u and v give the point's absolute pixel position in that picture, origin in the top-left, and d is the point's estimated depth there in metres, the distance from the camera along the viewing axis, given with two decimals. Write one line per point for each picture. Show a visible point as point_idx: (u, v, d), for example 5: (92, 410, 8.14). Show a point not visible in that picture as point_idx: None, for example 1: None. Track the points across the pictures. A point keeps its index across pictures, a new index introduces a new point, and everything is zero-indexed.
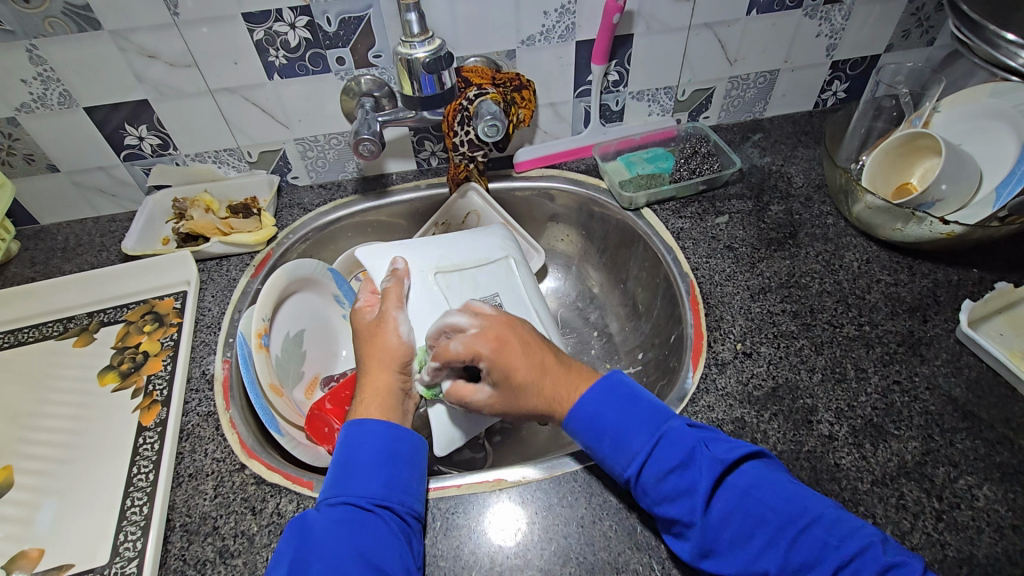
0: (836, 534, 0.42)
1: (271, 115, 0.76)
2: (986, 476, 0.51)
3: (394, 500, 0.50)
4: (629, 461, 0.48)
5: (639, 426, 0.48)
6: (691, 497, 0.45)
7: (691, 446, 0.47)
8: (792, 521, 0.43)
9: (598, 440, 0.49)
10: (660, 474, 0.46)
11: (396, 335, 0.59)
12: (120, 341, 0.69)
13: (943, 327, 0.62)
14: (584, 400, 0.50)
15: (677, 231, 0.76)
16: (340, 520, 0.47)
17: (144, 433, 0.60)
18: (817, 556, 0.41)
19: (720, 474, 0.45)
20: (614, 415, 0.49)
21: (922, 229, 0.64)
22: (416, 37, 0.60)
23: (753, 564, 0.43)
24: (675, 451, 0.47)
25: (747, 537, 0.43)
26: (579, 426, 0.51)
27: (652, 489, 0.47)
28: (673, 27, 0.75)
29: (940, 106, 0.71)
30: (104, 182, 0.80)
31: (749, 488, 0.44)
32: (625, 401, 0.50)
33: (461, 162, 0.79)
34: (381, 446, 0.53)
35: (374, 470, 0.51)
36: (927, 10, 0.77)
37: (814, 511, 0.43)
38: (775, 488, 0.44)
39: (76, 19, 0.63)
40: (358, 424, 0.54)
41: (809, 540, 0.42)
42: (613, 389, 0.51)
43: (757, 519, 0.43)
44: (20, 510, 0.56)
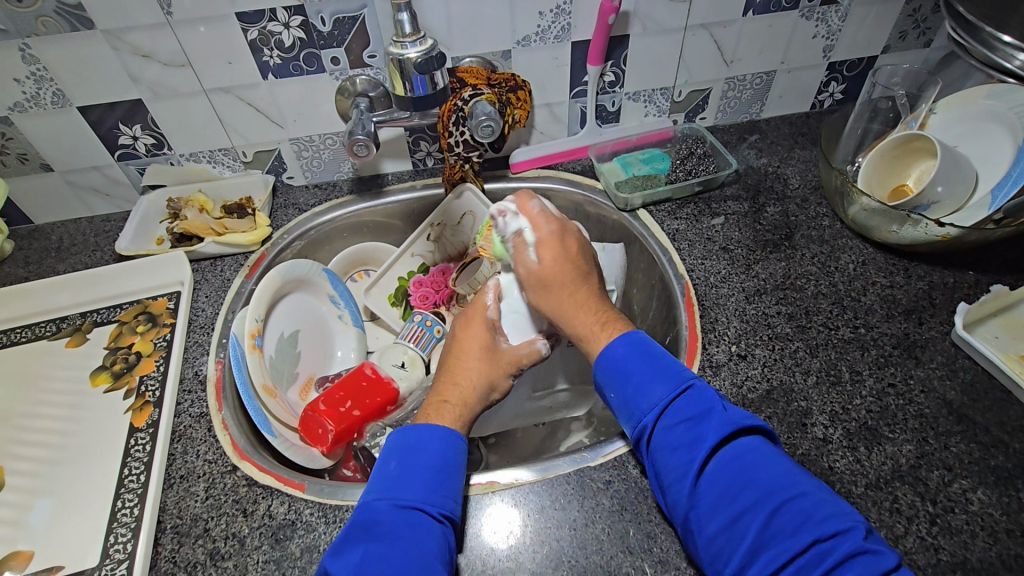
0: (821, 510, 0.41)
1: (266, 115, 0.76)
2: (981, 480, 0.51)
3: (455, 511, 0.49)
4: (648, 409, 0.50)
5: (662, 378, 0.51)
6: (695, 447, 0.46)
7: (707, 405, 0.49)
8: (780, 489, 0.43)
9: (622, 383, 0.53)
10: (671, 421, 0.48)
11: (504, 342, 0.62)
12: (113, 341, 0.69)
13: (939, 330, 0.62)
14: (613, 344, 0.55)
15: (672, 233, 0.75)
16: (411, 524, 0.45)
17: (135, 435, 0.60)
18: (797, 525, 0.40)
19: (729, 435, 0.46)
20: (638, 364, 0.52)
21: (917, 231, 0.63)
22: (408, 38, 0.59)
23: (732, 525, 0.43)
24: (692, 406, 0.49)
25: (734, 495, 0.44)
26: (607, 369, 0.54)
27: (660, 435, 0.49)
28: (670, 28, 0.74)
29: (936, 109, 0.71)
30: (98, 181, 0.80)
31: (748, 454, 0.45)
32: (652, 354, 0.53)
33: (456, 163, 0.79)
34: (449, 452, 0.51)
35: (435, 476, 0.49)
36: (925, 11, 0.77)
37: (804, 488, 0.43)
38: (775, 462, 0.45)
39: (69, 18, 0.63)
40: (429, 426, 0.53)
41: (793, 509, 0.41)
42: (647, 347, 0.54)
43: (748, 480, 0.44)
44: (11, 511, 0.55)
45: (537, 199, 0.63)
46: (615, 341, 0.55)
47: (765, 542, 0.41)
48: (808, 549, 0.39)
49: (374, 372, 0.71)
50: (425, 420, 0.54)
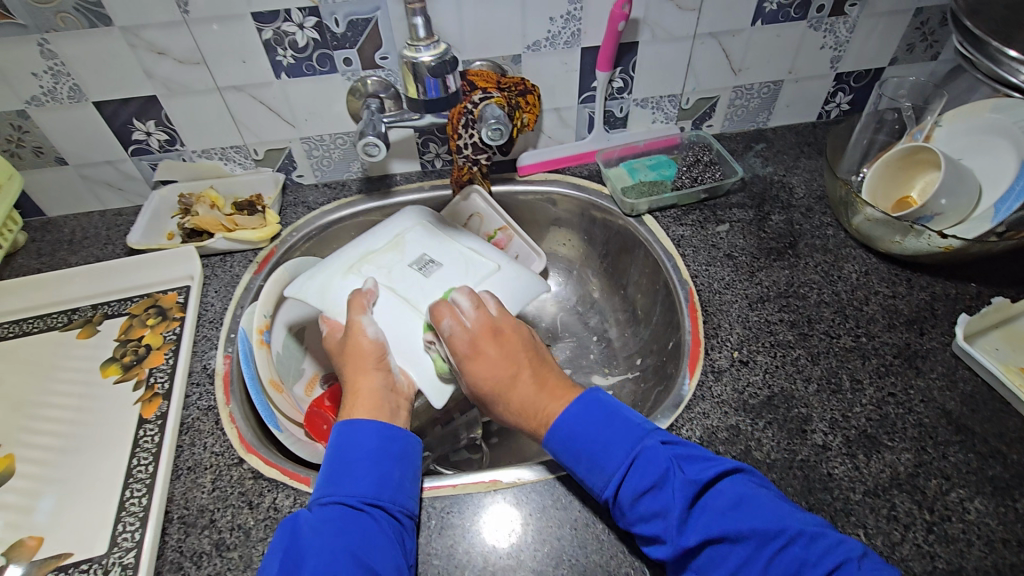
0: (816, 551, 0.42)
1: (278, 113, 0.77)
2: (978, 489, 0.52)
3: (387, 499, 0.50)
4: (605, 482, 0.49)
5: (618, 445, 0.49)
6: (666, 517, 0.45)
7: (666, 467, 0.47)
8: (772, 538, 0.43)
9: (577, 461, 0.50)
10: (635, 495, 0.47)
11: (366, 336, 0.61)
12: (123, 334, 0.70)
13: (940, 341, 0.63)
14: (563, 418, 0.52)
15: (677, 239, 0.76)
16: (330, 518, 0.48)
17: (144, 426, 0.61)
18: (796, 571, 0.41)
19: (695, 493, 0.46)
20: (592, 432, 0.51)
21: (921, 242, 0.64)
22: (422, 41, 0.60)
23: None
24: (651, 470, 0.47)
25: (726, 554, 0.43)
26: (557, 445, 0.52)
27: (628, 509, 0.47)
28: (679, 36, 0.75)
29: (942, 121, 0.72)
30: (112, 176, 0.81)
31: (727, 512, 0.45)
32: (606, 420, 0.51)
33: (465, 165, 0.80)
34: (373, 444, 0.53)
35: (365, 470, 0.51)
36: (932, 25, 0.78)
37: (793, 528, 0.43)
38: (754, 507, 0.44)
39: (88, 15, 0.64)
40: (349, 423, 0.54)
41: (789, 556, 0.42)
42: (597, 405, 0.52)
43: (737, 537, 0.43)
44: (20, 498, 0.56)
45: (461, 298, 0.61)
46: (568, 410, 0.53)
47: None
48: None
49: None
50: (347, 416, 0.55)
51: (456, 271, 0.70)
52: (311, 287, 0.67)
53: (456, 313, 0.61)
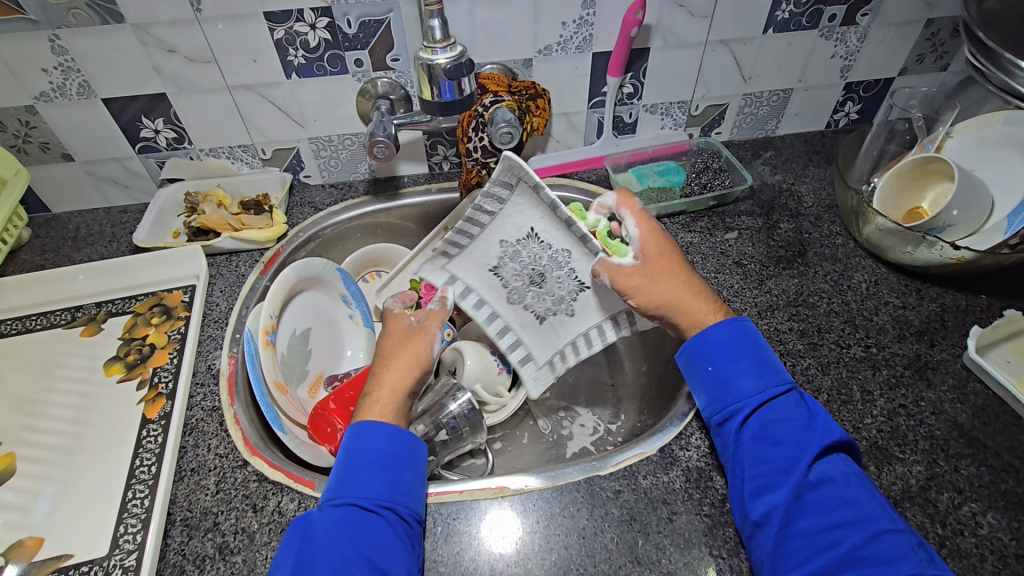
0: (918, 545, 0.44)
1: (287, 113, 0.76)
2: (990, 503, 0.51)
3: (399, 501, 0.50)
4: (750, 394, 0.54)
5: (767, 376, 0.55)
6: (797, 449, 0.50)
7: (808, 415, 0.53)
8: (881, 518, 0.46)
9: (722, 364, 0.56)
10: (774, 416, 0.52)
11: (431, 346, 0.61)
12: (127, 332, 0.70)
13: (951, 352, 0.62)
14: (712, 329, 0.57)
15: (686, 245, 0.76)
16: (342, 521, 0.47)
17: (147, 426, 0.60)
18: (894, 554, 0.44)
19: (827, 445, 0.50)
20: (745, 355, 0.56)
21: (932, 253, 0.64)
22: (438, 43, 0.60)
23: (824, 532, 0.46)
24: (793, 410, 0.53)
25: (832, 507, 0.47)
26: (699, 348, 0.57)
27: (756, 426, 0.52)
28: (691, 42, 0.75)
29: (953, 131, 0.71)
30: (117, 173, 0.81)
31: (847, 474, 0.49)
32: (761, 350, 0.56)
33: (474, 168, 0.79)
34: (384, 447, 0.52)
35: (376, 473, 0.50)
36: (942, 36, 0.78)
37: (898, 522, 0.46)
38: (870, 489, 0.48)
39: (100, 11, 0.64)
40: (362, 425, 0.53)
41: (888, 539, 0.45)
42: (760, 348, 0.57)
43: (851, 497, 0.47)
44: (21, 497, 0.56)
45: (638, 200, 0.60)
46: (717, 326, 0.58)
47: (854, 560, 0.44)
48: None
49: None
50: (360, 419, 0.55)
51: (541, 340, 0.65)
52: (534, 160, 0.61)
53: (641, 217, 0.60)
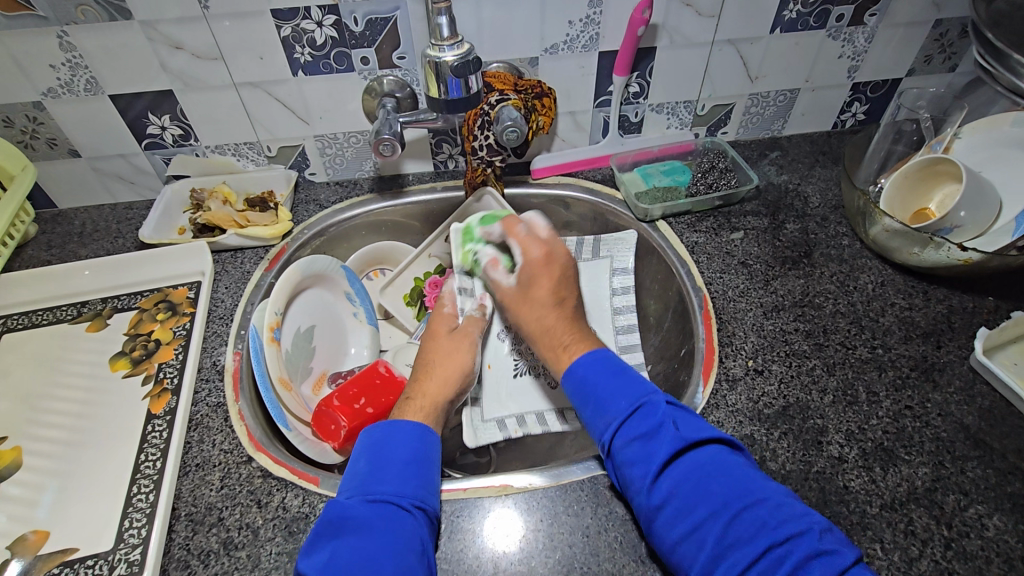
0: (777, 516, 0.42)
1: (293, 110, 0.76)
2: (997, 506, 0.51)
3: (427, 501, 0.50)
4: (604, 427, 0.51)
5: (621, 397, 0.52)
6: (647, 464, 0.47)
7: (662, 420, 0.49)
8: (736, 499, 0.44)
9: (583, 402, 0.54)
10: (629, 437, 0.49)
11: (472, 358, 0.65)
12: (133, 328, 0.70)
13: (957, 354, 0.62)
14: (575, 364, 0.56)
15: (691, 245, 0.76)
16: (380, 515, 0.47)
17: (152, 421, 0.60)
18: (754, 532, 0.42)
19: (680, 449, 0.47)
20: (600, 379, 0.54)
21: (940, 255, 0.63)
22: (446, 41, 0.60)
23: (690, 535, 0.44)
24: (645, 422, 0.50)
25: (690, 509, 0.44)
26: (572, 388, 0.56)
27: (615, 455, 0.50)
28: (698, 42, 0.75)
29: (961, 132, 0.71)
30: (124, 169, 0.81)
31: (707, 465, 0.46)
32: (616, 373, 0.54)
33: (479, 166, 0.79)
34: (417, 446, 0.53)
35: (408, 471, 0.51)
36: (951, 36, 0.77)
37: (759, 494, 0.44)
38: (732, 468, 0.46)
39: (108, 8, 0.64)
40: (396, 422, 0.55)
41: (747, 518, 0.43)
42: (606, 362, 0.56)
43: (702, 494, 0.45)
44: (26, 491, 0.56)
45: (523, 223, 0.67)
46: (579, 360, 0.56)
47: (724, 551, 0.42)
48: (760, 562, 0.40)
49: (387, 370, 0.72)
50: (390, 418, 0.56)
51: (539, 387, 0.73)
52: (623, 252, 0.81)
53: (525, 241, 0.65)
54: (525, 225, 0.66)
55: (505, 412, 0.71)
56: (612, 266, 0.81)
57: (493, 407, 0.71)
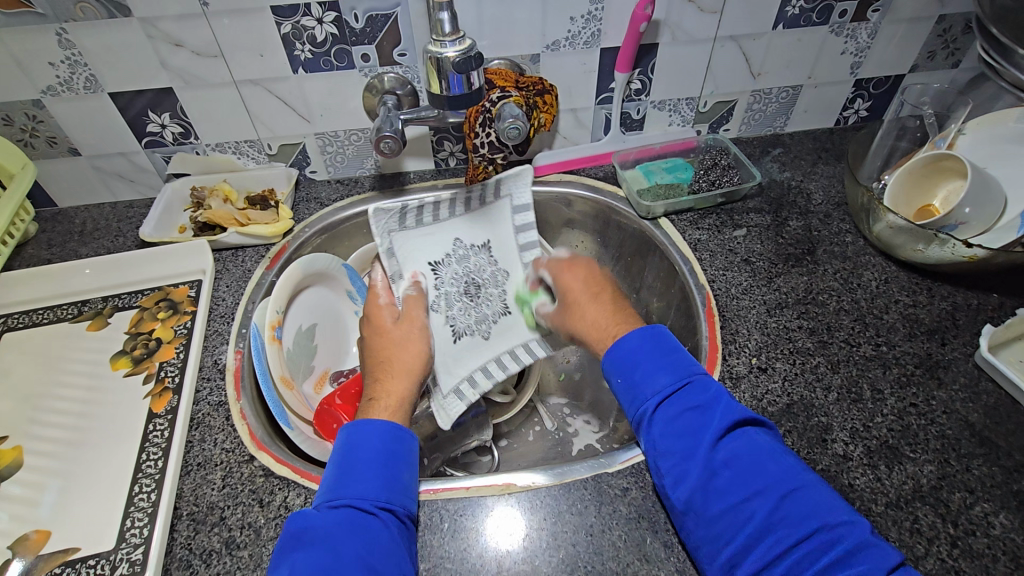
0: (827, 500, 0.44)
1: (293, 108, 0.76)
2: (1003, 504, 0.51)
3: (395, 501, 0.49)
4: (652, 395, 0.51)
5: (671, 369, 0.52)
6: (700, 434, 0.48)
7: (714, 396, 0.50)
8: (788, 480, 0.45)
9: (630, 370, 0.53)
10: (679, 409, 0.50)
11: (424, 343, 0.66)
12: (133, 327, 0.69)
13: (962, 351, 0.62)
14: (629, 335, 0.55)
15: (694, 242, 0.75)
16: (340, 521, 0.46)
17: (154, 420, 0.60)
18: (806, 513, 0.43)
19: (734, 422, 0.48)
20: (653, 352, 0.53)
21: (944, 251, 0.63)
22: (448, 37, 0.59)
23: (739, 507, 0.44)
24: (698, 395, 0.50)
25: (742, 483, 0.45)
26: (614, 363, 0.55)
27: (663, 423, 0.50)
28: (700, 38, 0.74)
29: (965, 128, 0.71)
30: (124, 167, 0.81)
31: (759, 443, 0.47)
32: (664, 347, 0.54)
33: (480, 163, 0.78)
34: (380, 446, 0.52)
35: (372, 472, 0.50)
36: (954, 32, 0.77)
37: (806, 480, 0.45)
38: (778, 451, 0.47)
39: (107, 4, 0.64)
40: (356, 425, 0.54)
41: (801, 498, 0.44)
42: (659, 338, 0.55)
43: (757, 468, 0.46)
44: (27, 491, 0.56)
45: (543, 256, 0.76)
46: (633, 332, 0.56)
47: (773, 526, 0.43)
48: (808, 545, 0.41)
49: None
50: (359, 419, 0.55)
51: (476, 343, 0.73)
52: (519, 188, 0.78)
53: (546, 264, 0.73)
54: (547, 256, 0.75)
55: (458, 379, 0.70)
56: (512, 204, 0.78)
57: (445, 378, 0.69)
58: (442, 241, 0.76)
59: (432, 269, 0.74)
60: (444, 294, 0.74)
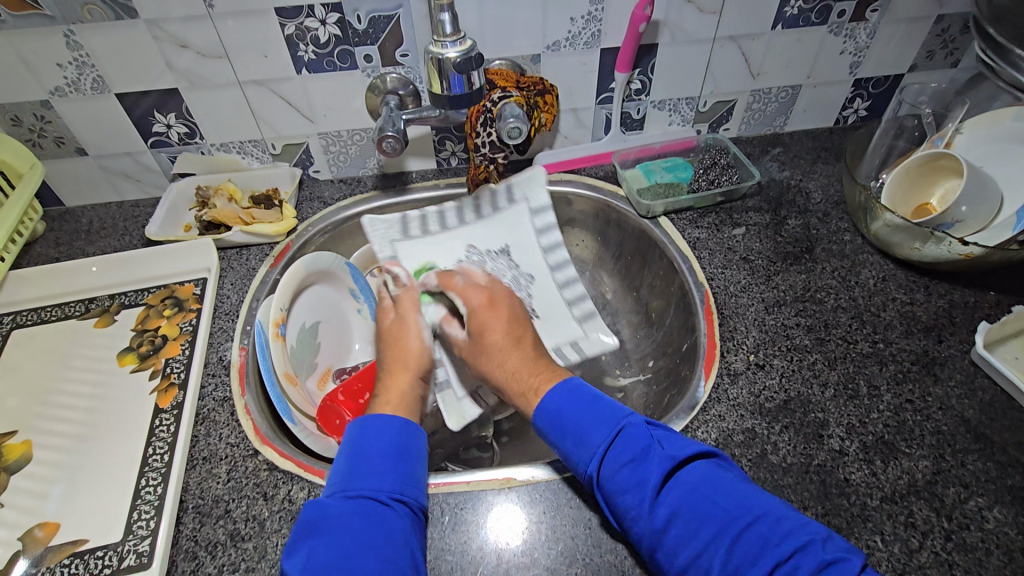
0: (779, 529, 0.42)
1: (297, 108, 0.77)
2: (997, 498, 0.51)
3: (408, 494, 0.50)
4: (588, 457, 0.50)
5: (600, 423, 0.51)
6: (641, 490, 0.46)
7: (647, 445, 0.49)
8: (737, 517, 0.43)
9: (560, 437, 0.52)
10: (617, 467, 0.48)
11: (418, 339, 0.64)
12: (140, 324, 0.71)
13: (958, 348, 0.62)
14: (546, 398, 0.54)
15: (693, 241, 0.76)
16: (356, 511, 0.47)
17: (160, 415, 0.61)
18: (757, 552, 0.41)
19: (671, 470, 0.47)
20: (576, 411, 0.52)
21: (940, 249, 0.64)
22: (448, 38, 0.60)
23: (695, 561, 0.43)
24: (629, 448, 0.48)
25: (693, 532, 0.44)
26: (545, 423, 0.53)
27: (607, 482, 0.48)
28: (699, 39, 0.75)
29: (963, 127, 0.71)
30: (130, 167, 0.82)
31: (701, 483, 0.46)
32: (587, 399, 0.53)
33: (482, 163, 0.80)
34: (394, 441, 0.53)
35: (386, 465, 0.51)
36: (953, 32, 0.78)
37: (757, 510, 0.43)
38: (726, 484, 0.45)
39: (114, 6, 0.65)
40: (371, 419, 0.55)
41: (751, 535, 0.42)
42: (578, 392, 0.54)
43: (703, 514, 0.44)
44: (37, 484, 0.57)
45: (460, 275, 0.67)
46: (551, 393, 0.54)
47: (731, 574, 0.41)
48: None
49: None
50: (369, 415, 0.56)
51: None
52: (537, 192, 0.81)
53: (466, 292, 0.65)
54: (462, 276, 0.67)
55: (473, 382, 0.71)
56: (530, 208, 0.81)
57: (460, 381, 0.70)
58: (455, 247, 0.79)
59: None
60: None
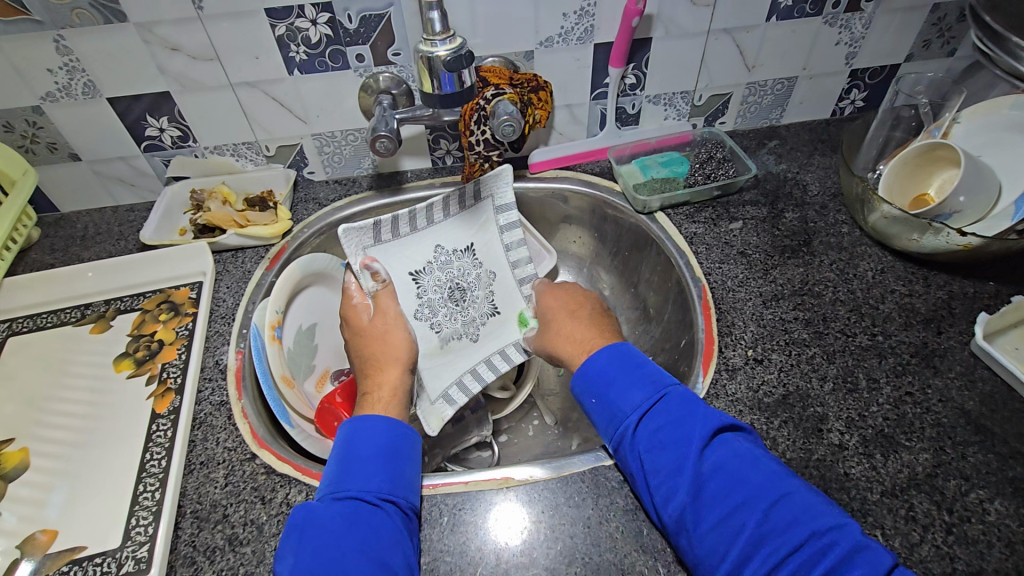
0: (813, 505, 0.43)
1: (289, 109, 0.76)
2: (998, 490, 0.51)
3: (398, 494, 0.50)
4: (630, 412, 0.52)
5: (646, 383, 0.53)
6: (685, 447, 0.48)
7: (691, 407, 0.51)
8: (771, 488, 0.44)
9: (604, 389, 0.54)
10: (657, 424, 0.50)
11: (403, 335, 0.68)
12: (136, 329, 0.70)
13: (957, 340, 0.62)
14: (598, 356, 0.57)
15: (690, 236, 0.76)
16: (344, 514, 0.47)
17: (157, 421, 0.61)
18: (794, 517, 0.42)
19: (714, 430, 0.49)
20: (623, 371, 0.55)
21: (939, 240, 0.63)
22: (438, 36, 0.60)
23: (725, 522, 0.44)
24: (670, 410, 0.51)
25: (727, 493, 0.45)
26: (584, 383, 0.56)
27: (646, 438, 0.50)
28: (693, 32, 0.74)
29: (960, 117, 0.70)
30: (124, 171, 0.82)
31: (740, 454, 0.47)
32: (633, 363, 0.56)
33: (477, 161, 0.79)
34: (384, 441, 0.53)
35: (375, 465, 0.51)
36: (949, 20, 0.77)
37: (792, 485, 0.44)
38: (761, 459, 0.47)
39: (103, 10, 0.64)
40: (361, 420, 0.55)
41: (787, 504, 0.43)
42: (627, 355, 0.57)
43: (740, 481, 0.45)
44: (35, 491, 0.57)
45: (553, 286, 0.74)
46: (600, 353, 0.57)
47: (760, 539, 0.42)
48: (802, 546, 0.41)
49: None
50: (358, 415, 0.57)
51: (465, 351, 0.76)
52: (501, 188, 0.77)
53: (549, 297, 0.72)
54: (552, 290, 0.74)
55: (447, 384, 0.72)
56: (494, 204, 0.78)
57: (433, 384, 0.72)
58: (424, 247, 0.78)
59: (411, 278, 0.77)
60: (428, 301, 0.77)
